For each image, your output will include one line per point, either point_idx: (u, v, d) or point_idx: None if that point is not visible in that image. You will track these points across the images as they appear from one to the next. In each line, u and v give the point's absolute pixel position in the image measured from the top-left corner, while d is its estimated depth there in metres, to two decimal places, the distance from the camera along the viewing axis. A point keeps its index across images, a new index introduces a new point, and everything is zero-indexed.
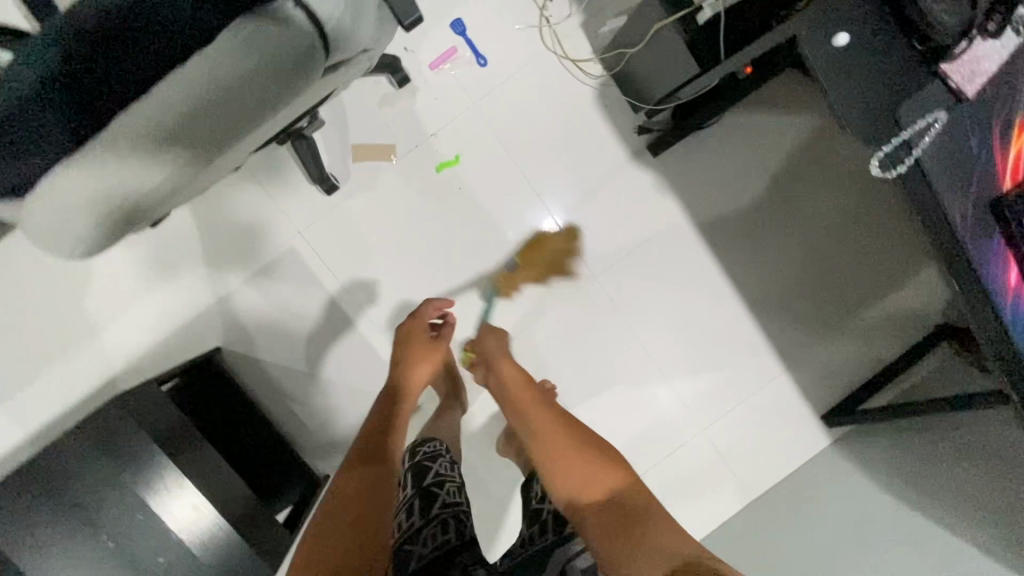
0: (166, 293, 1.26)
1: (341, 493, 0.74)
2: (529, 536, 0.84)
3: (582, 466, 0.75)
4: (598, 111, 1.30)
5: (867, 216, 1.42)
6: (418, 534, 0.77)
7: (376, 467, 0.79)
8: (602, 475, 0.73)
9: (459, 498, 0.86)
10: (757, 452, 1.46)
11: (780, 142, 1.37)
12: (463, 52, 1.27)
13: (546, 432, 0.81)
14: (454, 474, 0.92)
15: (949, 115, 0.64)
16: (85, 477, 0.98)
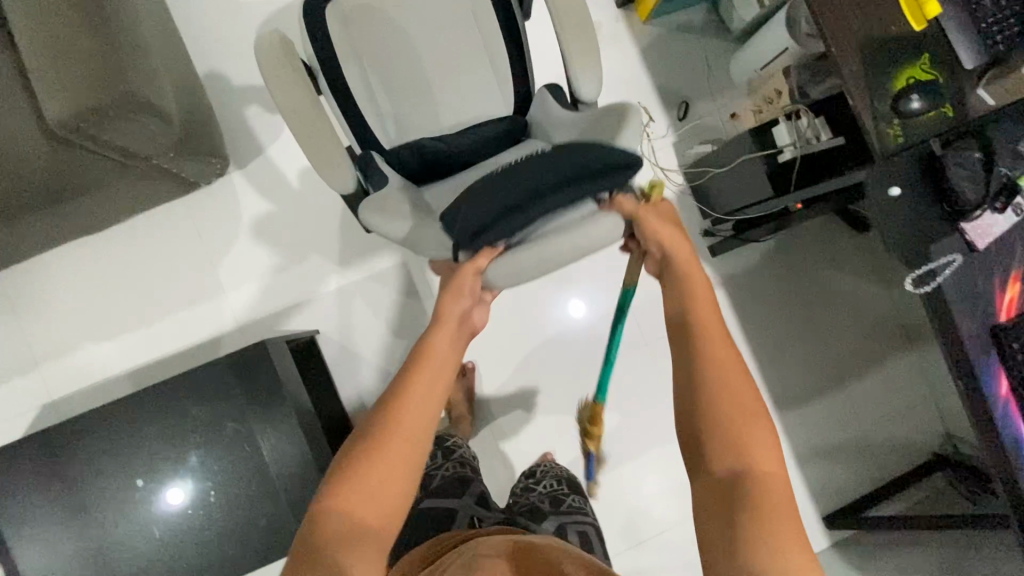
0: (288, 277, 1.47)
1: (372, 441, 0.68)
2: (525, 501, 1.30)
3: (720, 395, 0.67)
4: (674, 211, 1.59)
5: (889, 343, 1.64)
6: (444, 467, 1.27)
7: (417, 407, 0.70)
8: (754, 428, 0.66)
9: (470, 458, 1.34)
10: None
11: (823, 267, 1.63)
12: None
13: (716, 351, 0.70)
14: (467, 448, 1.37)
15: (964, 260, 0.90)
16: (216, 408, 1.18)
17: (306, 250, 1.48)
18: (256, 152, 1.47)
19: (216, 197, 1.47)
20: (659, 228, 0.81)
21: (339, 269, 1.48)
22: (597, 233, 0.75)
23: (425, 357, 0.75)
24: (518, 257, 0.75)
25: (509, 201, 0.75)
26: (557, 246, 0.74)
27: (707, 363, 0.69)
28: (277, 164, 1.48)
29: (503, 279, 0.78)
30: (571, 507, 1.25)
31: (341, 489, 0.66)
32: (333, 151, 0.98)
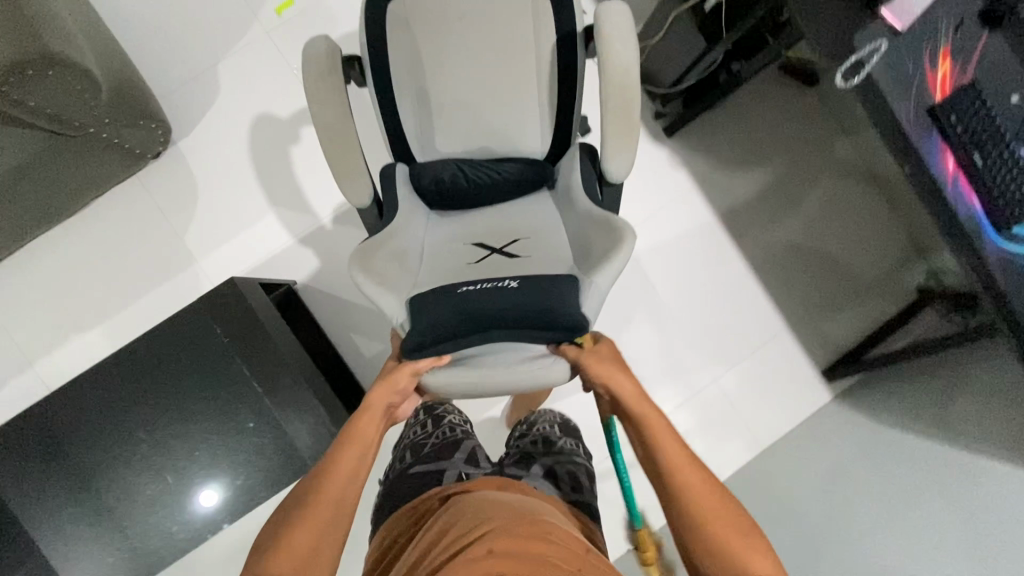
0: (254, 233, 1.48)
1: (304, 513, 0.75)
2: (517, 450, 1.30)
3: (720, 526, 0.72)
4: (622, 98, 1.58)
5: (859, 190, 1.64)
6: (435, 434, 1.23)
7: (341, 481, 0.78)
8: (740, 544, 0.71)
9: (461, 418, 1.32)
10: (770, 402, 1.63)
11: (780, 128, 1.63)
12: None
13: (691, 488, 0.74)
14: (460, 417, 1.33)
15: (888, 45, 0.92)
16: (193, 351, 1.16)
17: (268, 206, 1.48)
18: (199, 119, 1.48)
19: (169, 171, 1.47)
20: (615, 378, 0.82)
21: (303, 217, 1.48)
22: (518, 379, 0.81)
23: (348, 437, 0.82)
24: (449, 379, 0.83)
25: (452, 331, 0.82)
26: (476, 379, 0.82)
27: (686, 495, 0.74)
28: (222, 127, 1.48)
29: (441, 386, 0.84)
30: (566, 451, 1.27)
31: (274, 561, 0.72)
32: (330, 86, 0.96)
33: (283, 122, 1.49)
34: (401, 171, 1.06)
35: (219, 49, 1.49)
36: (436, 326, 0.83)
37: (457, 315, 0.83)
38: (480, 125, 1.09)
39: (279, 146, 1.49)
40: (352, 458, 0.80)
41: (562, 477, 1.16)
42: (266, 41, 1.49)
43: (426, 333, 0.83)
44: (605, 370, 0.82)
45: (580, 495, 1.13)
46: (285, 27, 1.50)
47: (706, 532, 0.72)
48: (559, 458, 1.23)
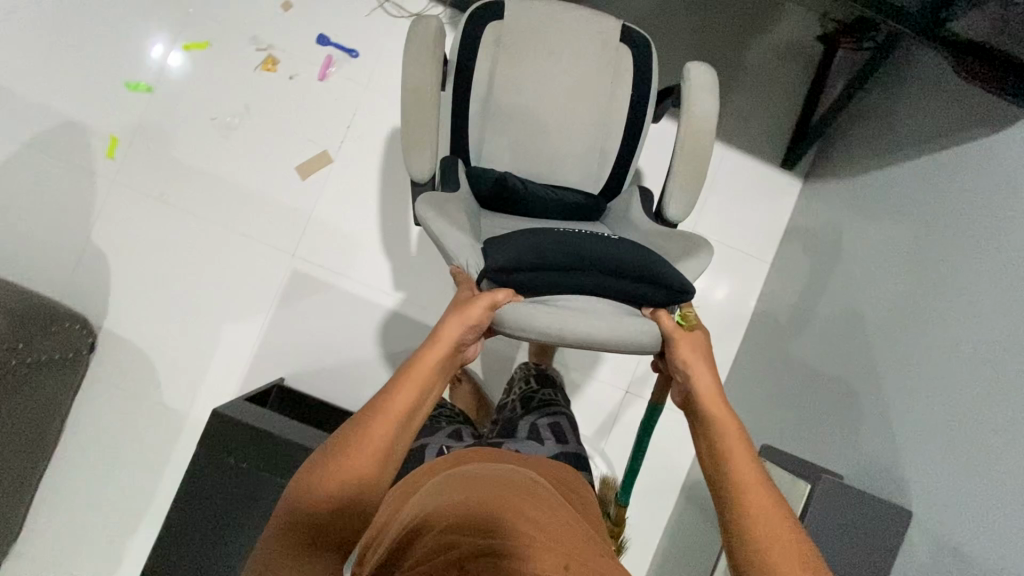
0: (220, 359, 1.46)
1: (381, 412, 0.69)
2: (502, 421, 1.34)
3: (762, 520, 0.65)
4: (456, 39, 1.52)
5: None
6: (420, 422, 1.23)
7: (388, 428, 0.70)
8: None
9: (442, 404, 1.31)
10: (751, 220, 1.62)
11: None
12: (338, 55, 1.51)
13: (769, 514, 0.65)
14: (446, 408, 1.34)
15: None
16: (219, 489, 1.16)
17: (218, 326, 1.47)
18: (109, 292, 1.45)
19: (113, 352, 1.45)
20: (701, 374, 0.80)
21: (253, 319, 1.47)
22: (615, 330, 0.80)
23: (413, 366, 0.75)
24: (536, 314, 0.79)
25: (564, 258, 0.83)
26: (571, 327, 0.79)
27: (752, 517, 0.65)
28: (134, 285, 1.46)
29: (517, 321, 0.80)
30: (545, 408, 1.32)
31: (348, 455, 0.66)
32: (429, 57, 0.98)
33: (183, 248, 1.47)
34: (460, 167, 1.07)
35: (83, 221, 1.45)
36: (543, 252, 0.83)
37: (565, 248, 0.84)
38: (547, 132, 1.09)
39: (194, 269, 1.47)
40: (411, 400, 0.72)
41: (545, 432, 1.22)
42: (119, 188, 1.46)
43: (532, 254, 0.83)
44: (683, 353, 0.82)
45: (564, 445, 1.19)
46: (126, 167, 1.46)
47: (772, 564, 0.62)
48: (543, 415, 1.29)
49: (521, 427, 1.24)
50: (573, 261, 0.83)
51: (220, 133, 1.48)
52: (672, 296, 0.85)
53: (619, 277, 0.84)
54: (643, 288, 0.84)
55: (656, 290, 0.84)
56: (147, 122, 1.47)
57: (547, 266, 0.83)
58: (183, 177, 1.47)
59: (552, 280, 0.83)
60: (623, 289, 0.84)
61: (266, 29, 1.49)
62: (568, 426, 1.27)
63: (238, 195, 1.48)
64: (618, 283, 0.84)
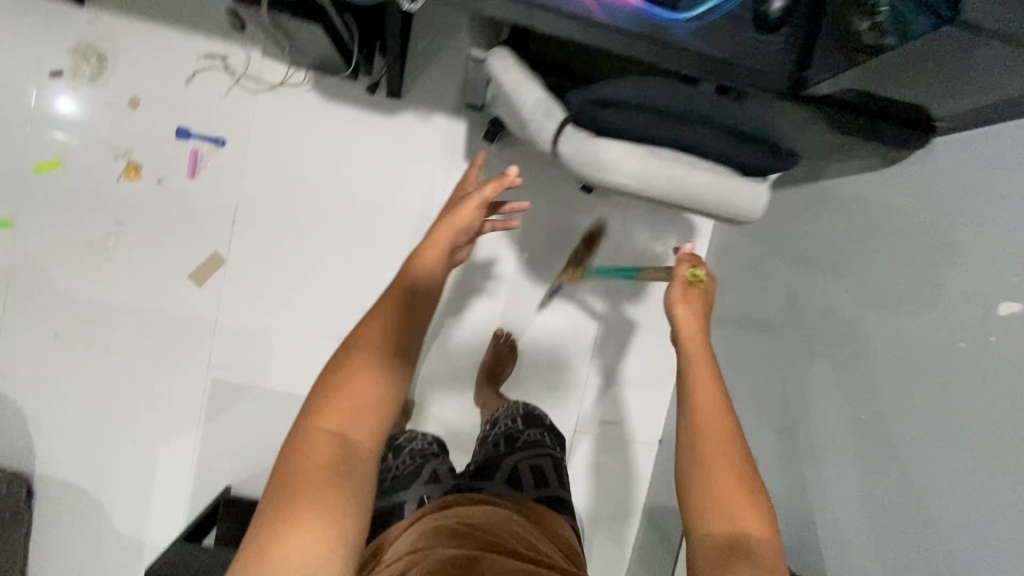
0: (161, 483, 1.45)
1: (389, 304, 0.72)
2: (484, 457, 1.29)
3: (711, 432, 0.74)
4: (325, 104, 1.40)
5: None
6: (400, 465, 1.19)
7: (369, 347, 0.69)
8: (737, 497, 0.71)
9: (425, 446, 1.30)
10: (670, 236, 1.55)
11: None
12: (202, 146, 1.39)
13: (716, 430, 0.74)
14: (427, 446, 1.29)
15: None
16: None
17: (153, 448, 1.45)
18: (31, 438, 1.42)
19: (54, 496, 1.44)
20: (687, 313, 0.83)
21: (185, 438, 1.45)
22: (712, 197, 0.78)
23: (404, 288, 0.74)
24: (629, 162, 0.76)
25: (675, 110, 0.75)
26: (663, 174, 0.76)
27: (703, 432, 0.74)
28: (55, 426, 1.42)
29: (615, 169, 0.76)
30: (527, 446, 1.28)
31: (363, 342, 0.70)
32: None
33: (95, 380, 1.42)
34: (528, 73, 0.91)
35: None
36: (653, 98, 0.74)
37: (681, 97, 0.74)
38: None
39: (113, 398, 1.43)
40: (400, 325, 0.71)
41: (522, 475, 1.20)
42: (10, 335, 1.38)
43: (637, 100, 0.74)
44: (677, 295, 0.85)
45: (539, 490, 1.18)
46: (9, 312, 1.37)
47: (711, 480, 0.72)
48: (523, 454, 1.25)
49: (501, 469, 1.22)
50: (682, 113, 0.75)
51: (99, 257, 1.38)
52: (784, 158, 0.80)
53: (729, 137, 0.77)
54: (751, 151, 0.78)
55: (769, 153, 0.79)
56: (17, 258, 1.37)
57: (655, 112, 0.75)
58: (74, 309, 1.39)
59: (656, 130, 0.76)
60: (725, 151, 0.78)
61: (118, 132, 1.36)
62: (548, 465, 1.25)
63: (136, 316, 1.41)
64: (723, 145, 0.78)
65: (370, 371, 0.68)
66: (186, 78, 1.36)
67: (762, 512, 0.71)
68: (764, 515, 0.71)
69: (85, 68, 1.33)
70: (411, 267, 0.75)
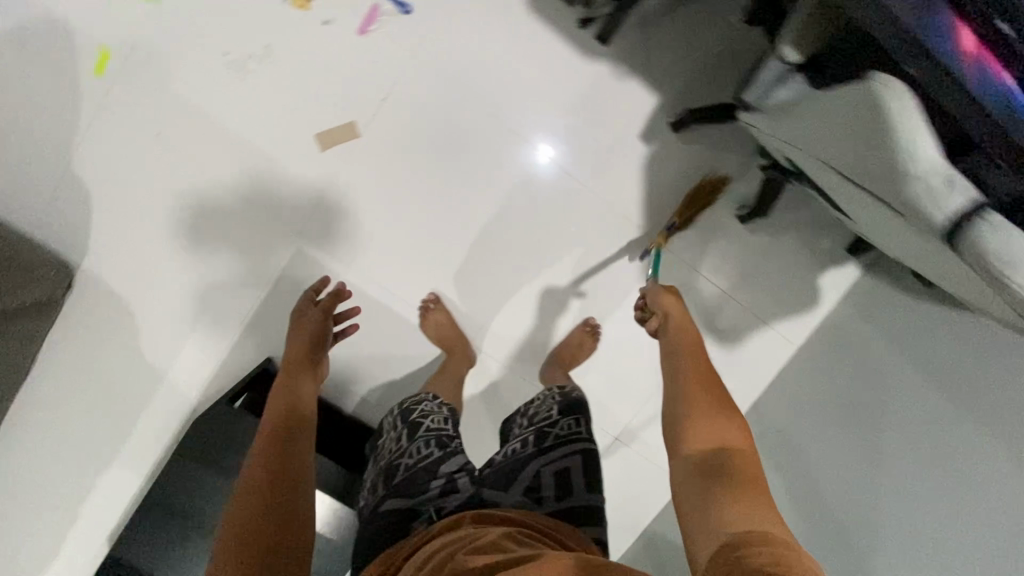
0: (205, 327, 1.38)
1: (274, 456, 0.91)
2: (507, 451, 1.12)
3: (692, 390, 0.97)
4: (531, 18, 1.26)
5: None
6: (410, 452, 1.06)
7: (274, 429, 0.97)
8: (752, 461, 0.85)
9: (442, 424, 1.13)
10: (791, 300, 1.49)
11: None
12: (388, 5, 1.24)
13: (696, 399, 0.95)
14: (445, 426, 1.13)
15: None
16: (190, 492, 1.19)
17: (209, 291, 1.37)
18: (88, 232, 1.30)
19: (90, 299, 1.34)
20: (675, 310, 1.11)
21: (247, 294, 1.36)
22: None
23: (273, 446, 0.93)
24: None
25: None
26: None
27: (687, 402, 0.96)
28: (116, 230, 1.31)
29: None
30: (558, 446, 1.08)
31: (258, 487, 0.85)
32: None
33: (176, 200, 1.30)
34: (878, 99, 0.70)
35: (64, 143, 1.25)
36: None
37: None
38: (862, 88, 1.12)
39: (187, 226, 1.32)
40: (292, 482, 0.87)
41: (544, 482, 1.02)
42: (105, 118, 1.24)
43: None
44: (664, 301, 1.12)
45: (559, 504, 1.00)
46: (117, 90, 1.23)
47: (699, 427, 0.91)
48: (550, 456, 1.06)
49: (522, 473, 1.04)
50: None
51: (232, 74, 1.24)
52: None
53: None
54: None
55: None
56: (148, 36, 1.21)
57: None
58: (186, 117, 1.26)
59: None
60: None
61: None
62: (576, 470, 1.06)
63: (247, 153, 1.28)
64: None
65: (270, 502, 0.83)
66: None
67: (740, 430, 0.90)
68: (743, 432, 0.89)
69: None
70: (271, 441, 0.94)
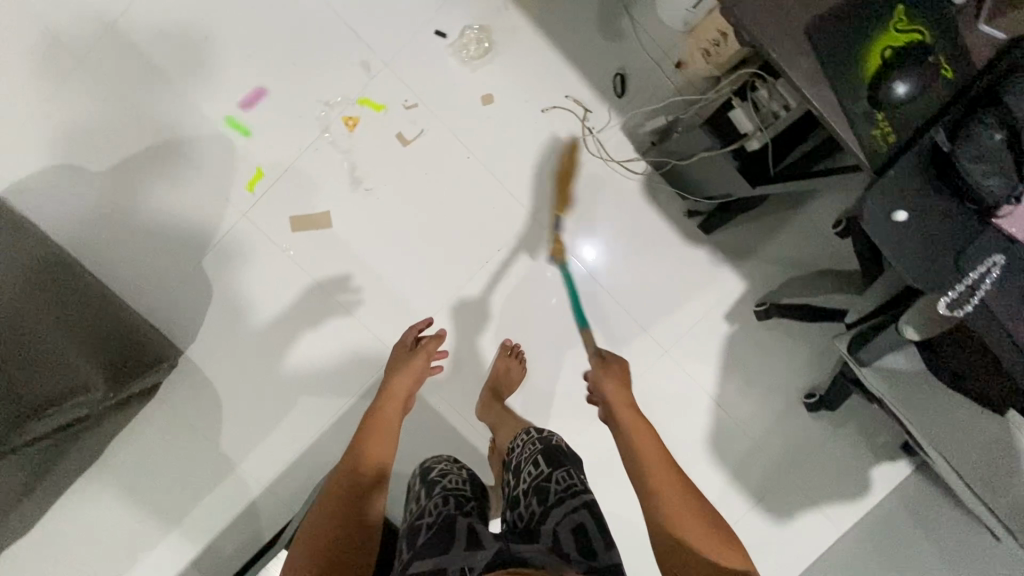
0: (284, 427, 1.41)
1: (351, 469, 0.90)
2: (514, 519, 0.84)
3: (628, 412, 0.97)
4: (645, 200, 1.38)
5: None
6: (430, 513, 0.78)
7: (375, 459, 0.93)
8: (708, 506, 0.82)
9: (462, 485, 0.86)
10: (842, 487, 1.54)
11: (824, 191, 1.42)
12: (520, 169, 1.36)
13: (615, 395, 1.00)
14: (466, 488, 0.87)
15: (1006, 258, 0.72)
16: None
17: (295, 396, 1.41)
18: (202, 324, 1.37)
19: (185, 384, 1.39)
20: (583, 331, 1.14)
21: (330, 403, 1.41)
22: None
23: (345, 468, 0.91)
24: None
25: None
26: None
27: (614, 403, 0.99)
28: (225, 322, 1.37)
29: None
30: (563, 501, 0.78)
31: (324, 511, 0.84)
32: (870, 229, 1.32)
33: (288, 306, 1.37)
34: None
35: (201, 240, 1.35)
36: None
37: None
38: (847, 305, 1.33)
39: (291, 328, 1.38)
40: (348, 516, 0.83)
41: (567, 544, 0.73)
42: (245, 226, 1.35)
43: None
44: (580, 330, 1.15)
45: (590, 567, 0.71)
46: (262, 203, 1.34)
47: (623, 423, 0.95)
48: (562, 509, 0.77)
49: (539, 534, 0.75)
50: None
51: (369, 206, 1.36)
52: None
53: None
54: None
55: None
56: (303, 163, 1.34)
57: None
58: (317, 236, 1.36)
59: None
60: None
61: (455, 114, 1.34)
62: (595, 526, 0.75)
63: (364, 276, 1.37)
64: None
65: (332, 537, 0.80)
66: (546, 106, 1.34)
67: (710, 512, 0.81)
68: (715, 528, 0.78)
69: (469, 48, 1.32)
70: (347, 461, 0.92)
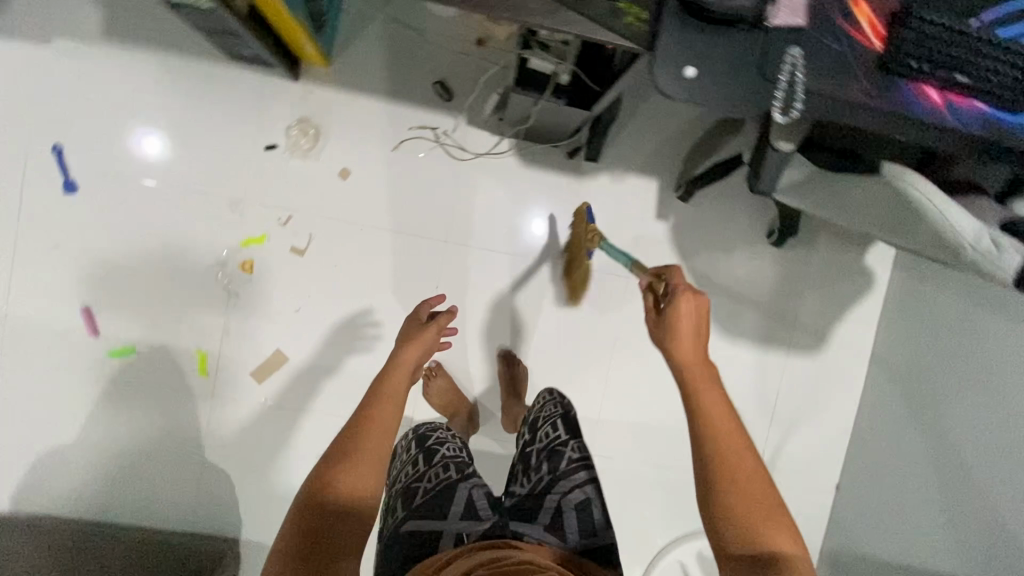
0: None
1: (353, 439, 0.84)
2: (520, 480, 0.96)
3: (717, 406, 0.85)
4: (526, 167, 1.42)
5: None
6: (429, 477, 0.92)
7: (377, 428, 0.85)
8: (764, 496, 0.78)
9: (462, 452, 0.98)
10: (849, 289, 1.57)
11: None
12: (410, 210, 1.41)
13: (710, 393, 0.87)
14: (465, 453, 0.99)
15: (800, 47, 0.76)
16: None
17: None
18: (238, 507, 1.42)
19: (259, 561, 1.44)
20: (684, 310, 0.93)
21: None
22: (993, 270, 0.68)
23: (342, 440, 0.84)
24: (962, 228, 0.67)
25: None
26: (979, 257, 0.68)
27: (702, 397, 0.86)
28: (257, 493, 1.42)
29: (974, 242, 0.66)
30: (569, 475, 0.91)
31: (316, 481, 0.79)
32: None
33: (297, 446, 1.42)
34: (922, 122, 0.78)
35: (192, 440, 1.39)
36: None
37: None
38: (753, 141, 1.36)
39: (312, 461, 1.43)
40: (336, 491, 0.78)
41: (566, 518, 0.86)
42: (220, 405, 1.39)
43: None
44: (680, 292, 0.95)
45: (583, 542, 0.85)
46: (220, 377, 1.39)
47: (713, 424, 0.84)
48: (565, 488, 0.89)
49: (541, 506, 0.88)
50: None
51: (307, 322, 1.40)
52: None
53: None
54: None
55: None
56: (230, 323, 1.38)
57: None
58: (282, 374, 1.40)
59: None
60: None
61: (326, 201, 1.38)
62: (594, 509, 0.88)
63: (342, 380, 1.42)
64: None
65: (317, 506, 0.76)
66: (395, 145, 1.39)
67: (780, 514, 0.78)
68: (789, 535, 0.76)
69: (301, 142, 1.37)
70: (348, 433, 0.85)
